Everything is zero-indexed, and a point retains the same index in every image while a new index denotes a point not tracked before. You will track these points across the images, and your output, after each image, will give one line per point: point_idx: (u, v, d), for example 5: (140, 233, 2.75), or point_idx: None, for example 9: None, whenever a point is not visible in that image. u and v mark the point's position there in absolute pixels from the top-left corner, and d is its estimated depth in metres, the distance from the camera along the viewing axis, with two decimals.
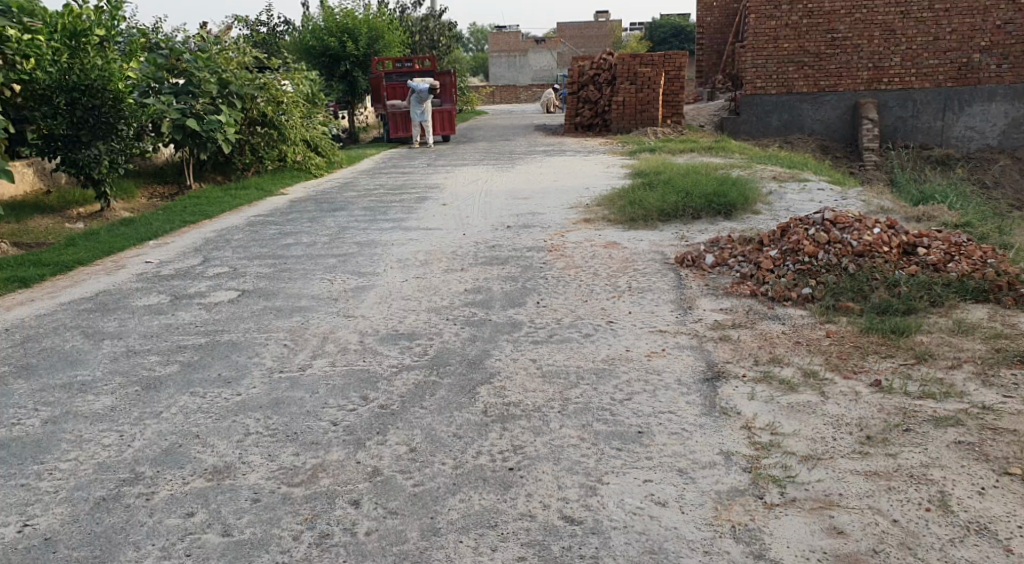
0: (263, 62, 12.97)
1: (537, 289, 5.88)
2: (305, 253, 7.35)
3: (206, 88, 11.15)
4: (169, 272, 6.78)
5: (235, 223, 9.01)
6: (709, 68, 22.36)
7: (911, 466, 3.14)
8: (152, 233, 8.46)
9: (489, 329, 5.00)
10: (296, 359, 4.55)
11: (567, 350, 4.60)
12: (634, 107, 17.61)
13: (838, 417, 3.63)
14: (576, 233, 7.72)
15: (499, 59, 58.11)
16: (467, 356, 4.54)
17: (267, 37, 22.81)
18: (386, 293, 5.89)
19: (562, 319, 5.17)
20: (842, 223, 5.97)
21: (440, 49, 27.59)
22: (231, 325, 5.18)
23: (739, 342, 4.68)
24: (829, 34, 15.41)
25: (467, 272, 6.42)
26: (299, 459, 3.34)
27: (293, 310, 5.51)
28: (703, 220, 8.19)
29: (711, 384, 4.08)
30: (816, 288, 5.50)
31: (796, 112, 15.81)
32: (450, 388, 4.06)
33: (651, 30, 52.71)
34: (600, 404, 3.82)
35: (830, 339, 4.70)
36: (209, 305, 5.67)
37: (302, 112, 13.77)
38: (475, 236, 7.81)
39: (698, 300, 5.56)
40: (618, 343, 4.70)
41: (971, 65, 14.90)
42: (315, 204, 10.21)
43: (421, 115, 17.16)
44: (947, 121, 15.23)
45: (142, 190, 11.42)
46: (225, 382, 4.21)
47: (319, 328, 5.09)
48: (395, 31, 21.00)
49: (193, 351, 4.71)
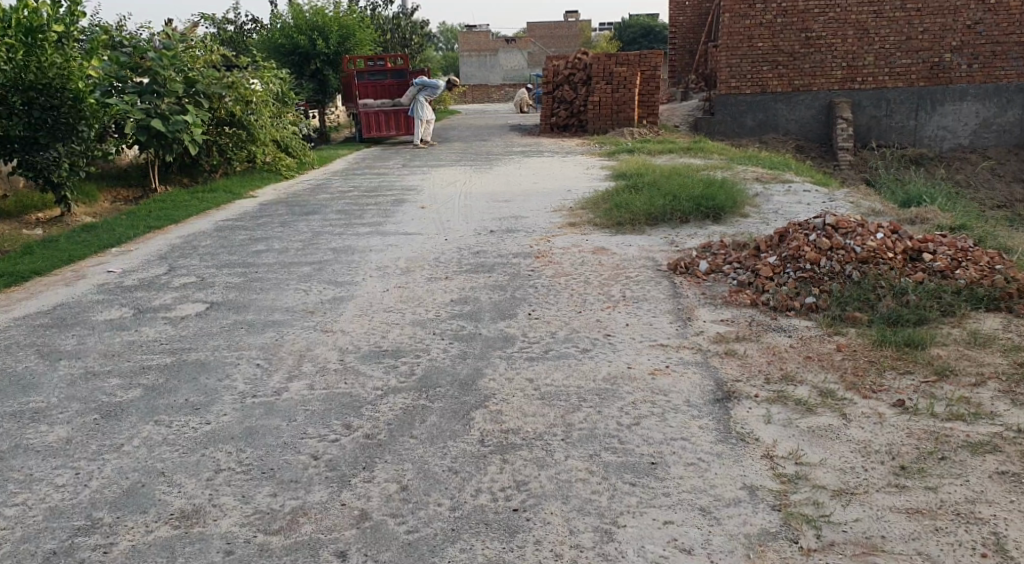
0: (231, 60, 12.48)
1: (526, 298, 5.56)
2: (278, 261, 6.97)
3: (172, 87, 10.67)
4: (133, 283, 6.37)
5: (202, 228, 8.59)
6: (682, 68, 22.15)
7: (957, 504, 2.93)
8: (115, 240, 8.02)
9: (480, 345, 4.67)
10: (270, 382, 4.18)
11: (565, 368, 4.27)
12: (612, 107, 17.36)
13: (866, 443, 3.37)
14: (562, 239, 7.40)
15: (470, 59, 57.70)
16: (458, 376, 4.20)
17: (235, 35, 22.25)
18: (366, 305, 5.53)
19: (556, 332, 4.85)
20: (845, 228, 5.66)
21: (412, 48, 27.23)
22: (199, 343, 4.80)
23: (746, 357, 4.40)
24: (803, 34, 15.22)
25: (451, 281, 6.08)
26: (277, 501, 2.99)
27: (265, 324, 5.14)
28: (692, 223, 7.91)
29: (723, 406, 3.78)
30: (820, 297, 5.22)
31: (772, 112, 15.63)
32: (442, 413, 3.72)
33: (621, 31, 52.63)
34: (606, 430, 3.51)
35: (842, 353, 4.43)
36: (175, 320, 5.28)
37: (272, 112, 13.31)
38: (457, 241, 7.48)
39: (698, 310, 5.27)
40: (619, 360, 4.39)
41: (943, 66, 14.83)
42: (287, 207, 9.80)
43: (423, 113, 16.77)
44: (920, 121, 15.16)
45: (104, 193, 10.94)
46: (192, 409, 3.84)
47: (296, 345, 4.72)
48: (366, 29, 20.57)
49: (157, 373, 4.31)
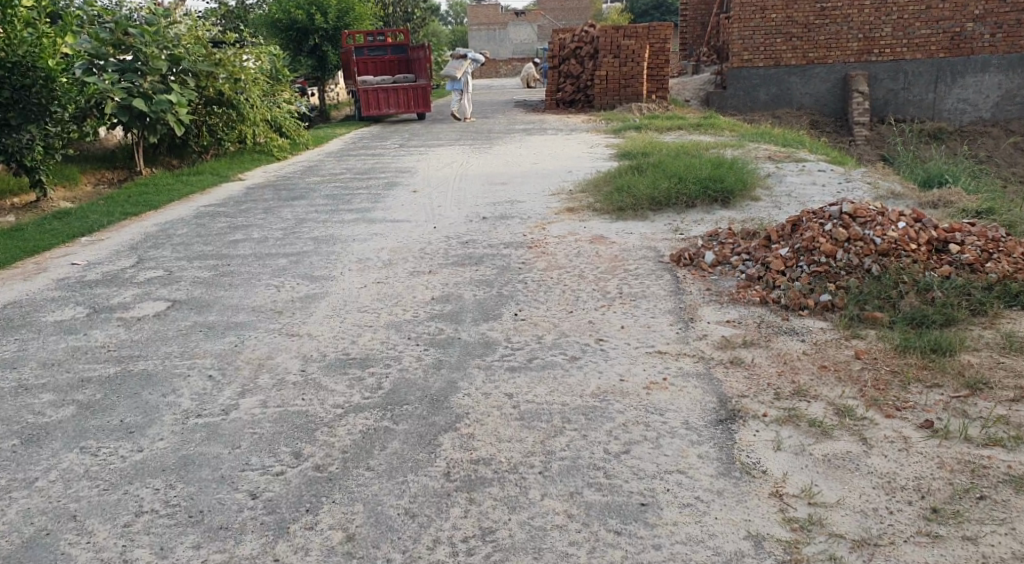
0: (220, 36, 11.93)
1: (514, 296, 5.10)
2: (253, 252, 6.53)
3: (155, 65, 10.16)
4: (96, 277, 5.93)
5: (181, 215, 8.14)
6: (692, 41, 21.47)
7: (1002, 562, 2.49)
8: (88, 228, 7.59)
9: (457, 352, 4.21)
10: (219, 398, 3.74)
11: (548, 382, 3.81)
12: (619, 82, 16.76)
13: (890, 475, 2.91)
14: (559, 226, 6.95)
15: (478, 33, 57.02)
16: (429, 391, 3.76)
17: (234, 9, 21.60)
18: (339, 303, 5.09)
19: (543, 336, 4.40)
20: (863, 217, 5.15)
21: (415, 22, 26.61)
22: (150, 350, 4.36)
23: (752, 367, 3.92)
24: (818, 4, 14.55)
25: (435, 275, 5.63)
26: (199, 555, 2.66)
27: (226, 327, 4.70)
28: (698, 208, 7.41)
29: (727, 428, 3.32)
30: (836, 294, 4.75)
31: (784, 86, 15.01)
32: (405, 438, 3.28)
33: (632, 3, 51.63)
34: (590, 460, 3.06)
35: (860, 362, 3.94)
36: (129, 322, 4.85)
37: (263, 91, 12.80)
38: (447, 229, 7.03)
39: (701, 309, 4.81)
40: (610, 371, 3.92)
41: (965, 36, 14.16)
42: (274, 191, 9.35)
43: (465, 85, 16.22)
44: (939, 94, 14.53)
45: (87, 176, 10.51)
46: (126, 432, 3.41)
47: (255, 354, 4.27)
48: (366, 4, 19.91)
49: (95, 387, 3.89)
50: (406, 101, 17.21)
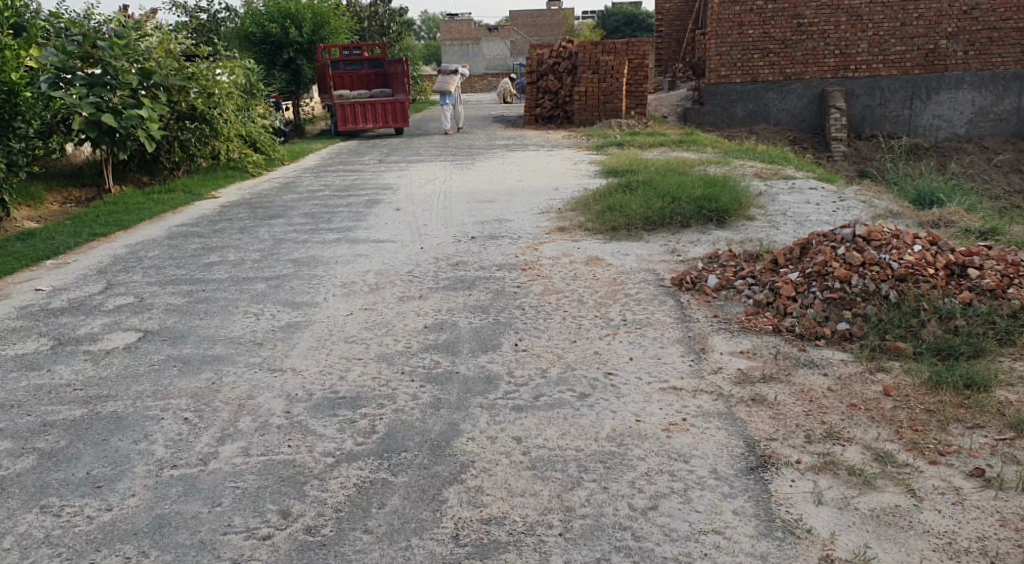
0: (191, 49, 11.56)
1: (511, 324, 4.79)
2: (229, 276, 6.18)
3: (124, 78, 9.79)
4: (60, 305, 5.53)
5: (152, 236, 7.74)
6: (670, 56, 21.33)
7: None
8: (52, 250, 7.18)
9: (457, 389, 3.88)
10: (196, 446, 3.38)
11: (559, 423, 3.51)
12: (598, 98, 16.56)
13: (948, 535, 2.75)
14: (552, 246, 6.65)
15: (453, 47, 56.91)
16: (429, 435, 3.43)
17: (207, 23, 21.18)
18: (324, 334, 4.74)
19: (548, 370, 4.09)
20: (877, 240, 4.89)
21: (391, 35, 26.31)
22: (120, 389, 3.98)
23: (777, 405, 3.64)
24: (795, 20, 14.45)
25: (426, 300, 5.32)
26: None
27: (202, 361, 4.34)
28: (693, 228, 7.14)
29: (759, 478, 3.07)
30: (853, 323, 4.50)
31: (763, 102, 14.88)
32: (406, 493, 3.00)
33: (604, 19, 51.59)
34: (614, 519, 2.84)
35: (891, 399, 3.67)
36: (97, 355, 4.47)
37: (237, 106, 12.42)
38: (435, 250, 6.72)
39: (712, 338, 4.53)
40: (624, 410, 3.62)
41: (938, 53, 14.13)
42: (249, 209, 8.98)
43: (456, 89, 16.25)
44: (915, 110, 14.46)
45: (54, 194, 10.08)
46: (92, 487, 3.04)
47: (236, 392, 3.92)
48: (341, 17, 19.67)
49: (58, 432, 3.50)
50: (384, 115, 16.86)
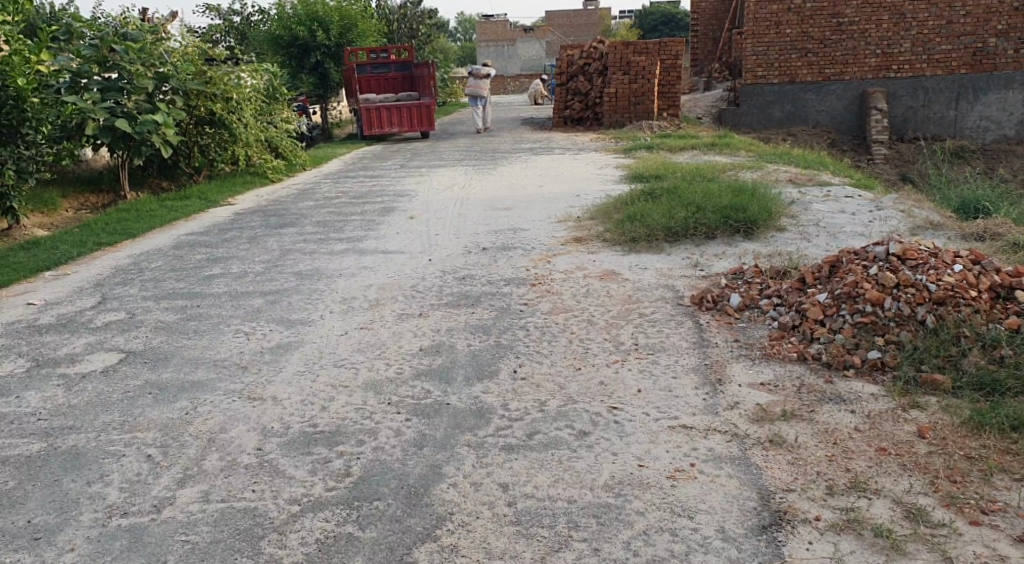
0: (211, 54, 11.35)
1: (513, 347, 4.46)
2: (228, 289, 5.91)
3: (141, 83, 9.51)
4: (49, 321, 5.32)
5: (159, 246, 7.54)
6: (705, 56, 20.78)
7: None
8: (54, 261, 7.01)
9: (445, 424, 3.55)
10: (152, 489, 3.12)
11: (553, 467, 3.17)
12: (629, 100, 16.12)
13: None
14: (565, 259, 6.32)
15: (487, 49, 56.70)
16: (408, 479, 3.11)
17: (238, 26, 21.14)
18: (313, 356, 4.44)
19: (547, 403, 3.75)
20: (913, 258, 4.46)
21: (420, 37, 26.12)
22: (86, 420, 3.73)
23: (797, 449, 3.25)
24: (834, 19, 13.93)
25: (427, 319, 5.01)
26: None
27: (180, 388, 4.06)
28: (718, 239, 6.72)
29: (771, 540, 2.73)
30: (885, 351, 4.10)
31: (799, 103, 14.36)
32: (372, 553, 2.73)
33: (640, 19, 51.03)
34: None
35: (926, 443, 3.25)
36: (71, 381, 4.21)
37: (258, 111, 12.22)
38: (445, 263, 6.40)
39: (730, 367, 4.15)
40: (626, 453, 3.27)
41: (987, 51, 13.51)
42: (263, 218, 8.75)
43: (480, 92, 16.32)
44: (960, 111, 13.85)
45: (69, 201, 9.96)
46: (29, 540, 2.84)
47: (208, 424, 3.62)
48: (369, 19, 19.49)
49: (9, 472, 3.29)
50: (410, 118, 16.61)
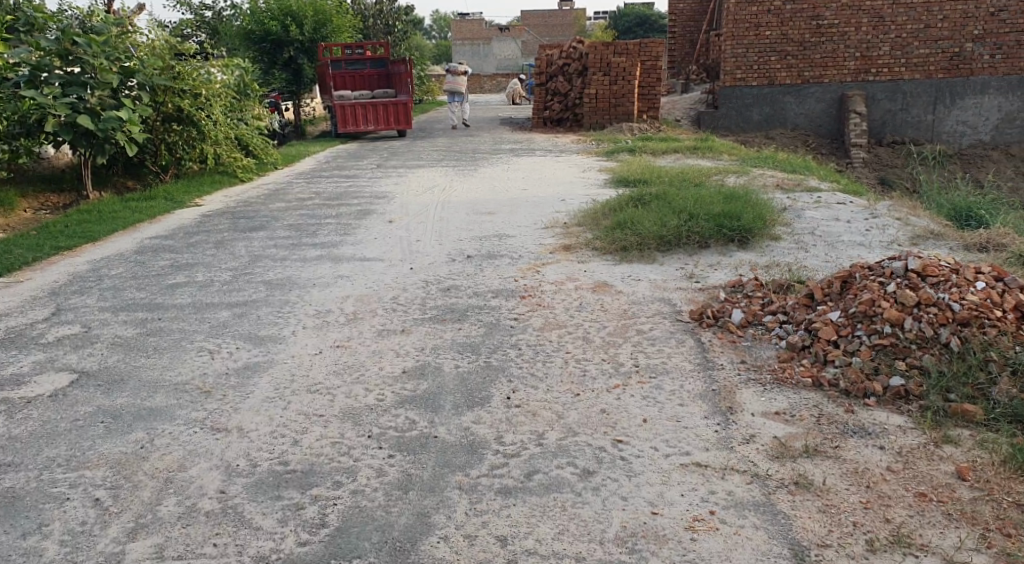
0: (179, 48, 10.82)
1: (505, 369, 4.10)
2: (193, 300, 5.49)
3: (105, 78, 8.94)
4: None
5: (120, 250, 7.08)
6: (683, 58, 20.55)
7: None
8: (7, 266, 6.54)
9: (432, 461, 3.19)
10: (98, 543, 2.75)
11: (556, 516, 2.84)
12: (609, 101, 15.83)
13: None
14: (556, 269, 5.97)
15: (463, 47, 56.03)
16: (394, 532, 2.77)
17: (210, 21, 20.56)
18: (284, 380, 4.03)
19: (545, 435, 3.40)
20: (932, 275, 4.15)
21: (396, 34, 25.67)
22: (28, 455, 3.32)
23: (825, 492, 2.93)
24: (814, 21, 13.71)
25: (408, 336, 4.63)
26: None
27: (136, 416, 3.65)
28: (713, 248, 6.41)
29: None
30: (908, 376, 3.79)
31: (779, 106, 14.14)
32: None
33: (616, 20, 50.81)
34: None
35: (967, 486, 2.95)
36: (14, 408, 3.79)
37: (227, 108, 11.72)
38: (427, 272, 6.03)
39: (741, 393, 3.82)
40: (636, 497, 2.94)
41: (964, 56, 13.36)
42: (231, 220, 8.30)
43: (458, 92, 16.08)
44: (938, 115, 13.66)
45: (28, 201, 9.42)
46: None
47: (165, 461, 3.22)
48: (344, 15, 19.02)
49: None
50: (386, 116, 16.17)
